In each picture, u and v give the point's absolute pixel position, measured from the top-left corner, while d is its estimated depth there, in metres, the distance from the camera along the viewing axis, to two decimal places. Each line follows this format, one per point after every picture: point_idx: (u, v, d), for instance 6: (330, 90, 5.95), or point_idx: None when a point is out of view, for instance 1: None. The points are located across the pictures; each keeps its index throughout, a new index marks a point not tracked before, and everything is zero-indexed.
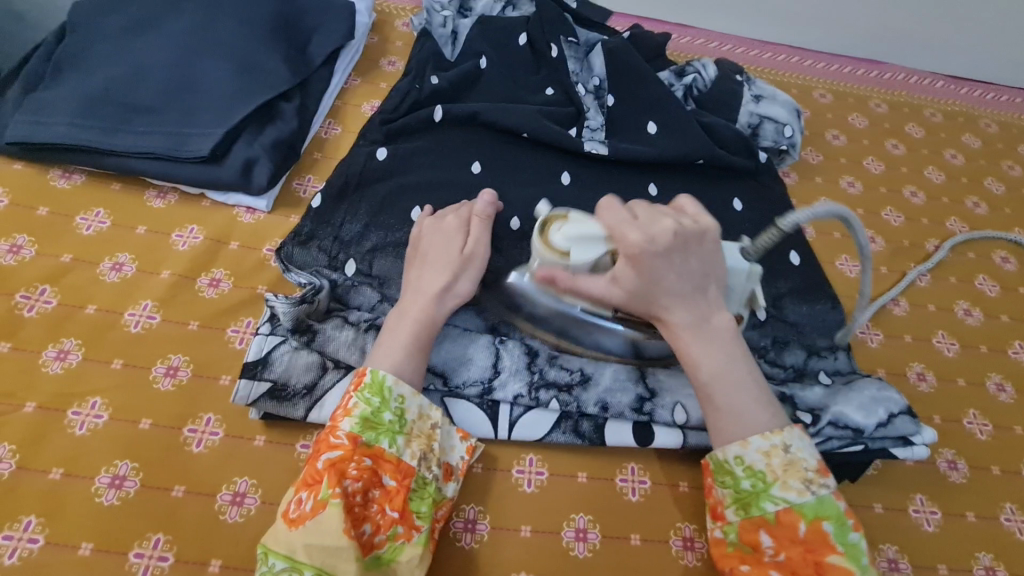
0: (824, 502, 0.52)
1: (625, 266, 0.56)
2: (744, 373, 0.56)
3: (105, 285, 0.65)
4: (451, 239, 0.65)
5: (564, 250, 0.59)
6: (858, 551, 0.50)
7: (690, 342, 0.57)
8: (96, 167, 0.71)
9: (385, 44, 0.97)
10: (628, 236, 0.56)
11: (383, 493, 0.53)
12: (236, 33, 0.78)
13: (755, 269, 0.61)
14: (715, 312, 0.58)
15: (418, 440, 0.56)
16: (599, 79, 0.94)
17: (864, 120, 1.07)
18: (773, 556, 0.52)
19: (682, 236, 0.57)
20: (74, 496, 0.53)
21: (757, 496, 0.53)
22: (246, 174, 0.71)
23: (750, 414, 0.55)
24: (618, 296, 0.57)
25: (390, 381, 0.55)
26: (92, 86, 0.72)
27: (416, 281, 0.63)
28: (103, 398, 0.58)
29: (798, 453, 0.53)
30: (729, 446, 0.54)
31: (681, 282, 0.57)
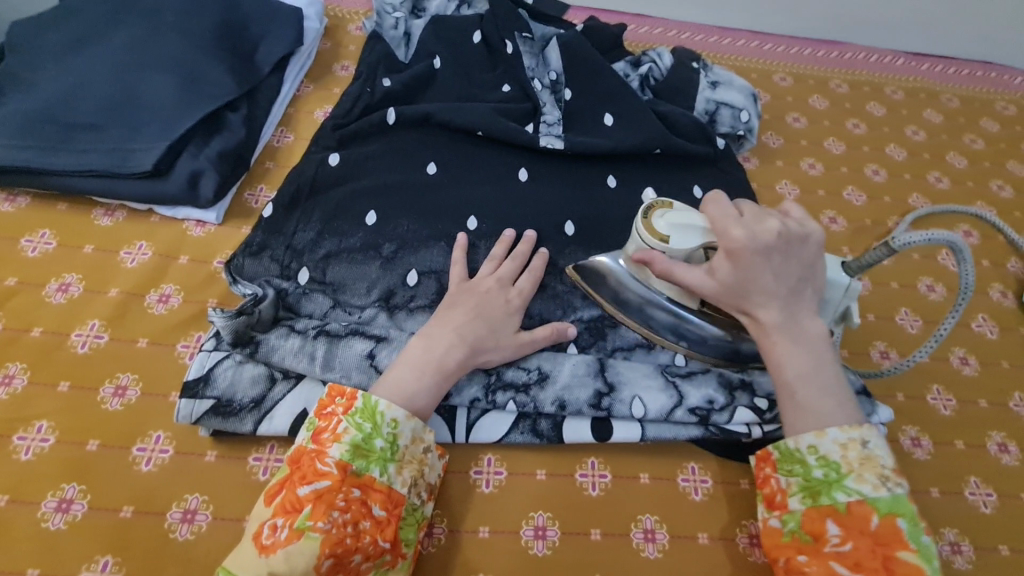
0: (899, 500, 0.51)
1: (726, 260, 0.56)
2: (829, 376, 0.55)
3: (51, 306, 0.64)
4: (510, 323, 0.65)
5: (665, 235, 0.60)
6: (929, 553, 0.49)
7: (778, 342, 0.56)
8: (39, 188, 0.70)
9: (337, 48, 0.97)
10: (731, 233, 0.56)
11: (374, 524, 0.51)
12: (178, 45, 0.77)
13: (854, 286, 0.59)
14: (808, 314, 0.57)
15: (409, 466, 0.55)
16: (556, 73, 0.93)
17: (825, 101, 1.07)
18: (836, 546, 0.50)
19: (787, 238, 0.56)
20: (19, 522, 0.52)
21: (830, 486, 0.53)
22: (192, 187, 0.71)
23: (831, 414, 0.54)
24: (714, 289, 0.57)
25: (383, 408, 0.55)
26: (32, 106, 0.71)
27: (460, 324, 0.62)
28: (49, 421, 0.58)
29: (877, 450, 0.53)
30: (803, 437, 0.54)
31: (777, 283, 0.56)
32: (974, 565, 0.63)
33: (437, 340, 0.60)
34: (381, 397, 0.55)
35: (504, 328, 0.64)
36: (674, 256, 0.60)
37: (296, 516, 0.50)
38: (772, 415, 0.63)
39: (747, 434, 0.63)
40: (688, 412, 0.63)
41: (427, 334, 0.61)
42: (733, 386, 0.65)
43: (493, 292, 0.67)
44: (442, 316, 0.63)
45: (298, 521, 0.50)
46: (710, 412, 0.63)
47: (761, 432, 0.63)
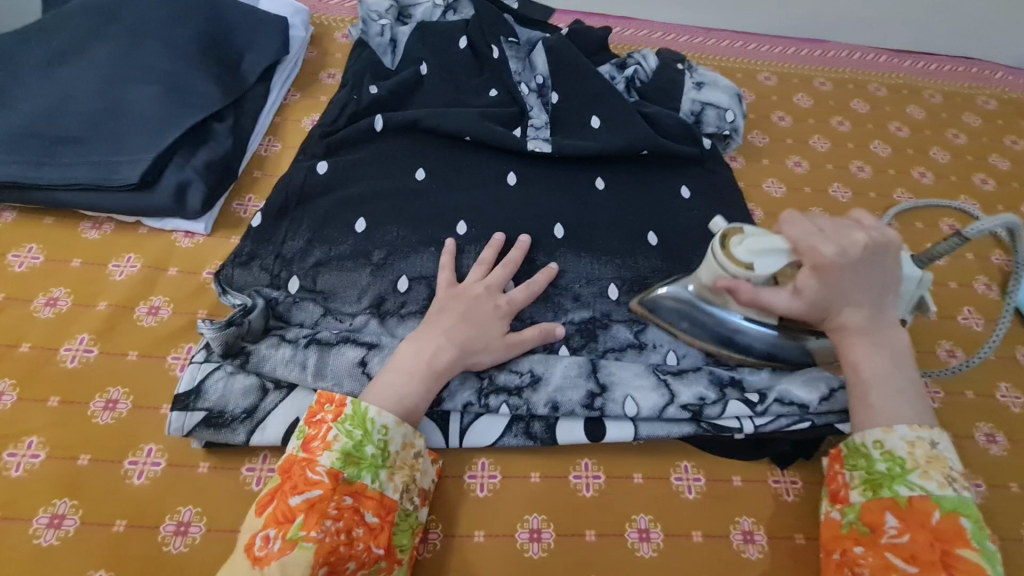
0: (964, 502, 0.51)
1: (810, 274, 0.58)
2: (903, 381, 0.56)
3: (39, 321, 0.64)
4: (496, 324, 0.65)
5: (747, 262, 0.59)
6: (993, 557, 0.49)
7: (856, 344, 0.57)
8: (25, 202, 0.70)
9: (324, 57, 0.97)
10: (819, 246, 0.58)
11: (367, 531, 0.51)
12: (162, 56, 0.77)
13: (926, 276, 0.61)
14: (885, 321, 0.58)
15: (400, 472, 0.55)
16: (542, 77, 0.94)
17: (809, 99, 1.08)
18: (894, 537, 0.50)
19: (870, 248, 0.59)
20: (10, 539, 0.52)
21: (892, 480, 0.53)
22: (180, 198, 0.70)
23: (906, 415, 0.55)
24: (799, 307, 0.58)
25: (372, 414, 0.55)
26: (15, 119, 0.70)
27: (449, 329, 0.62)
28: (40, 437, 0.57)
29: (945, 452, 0.54)
30: (869, 431, 0.55)
31: (858, 291, 0.58)
32: None
33: (428, 342, 0.61)
34: (371, 405, 0.56)
35: (490, 327, 0.64)
36: (757, 283, 0.60)
37: (288, 526, 0.49)
38: (761, 409, 0.63)
39: (739, 430, 0.63)
40: (680, 409, 0.64)
41: (423, 336, 0.62)
42: (723, 383, 0.65)
43: (482, 297, 0.66)
44: (435, 317, 0.64)
45: (291, 532, 0.49)
46: (702, 408, 0.64)
47: (753, 427, 0.63)
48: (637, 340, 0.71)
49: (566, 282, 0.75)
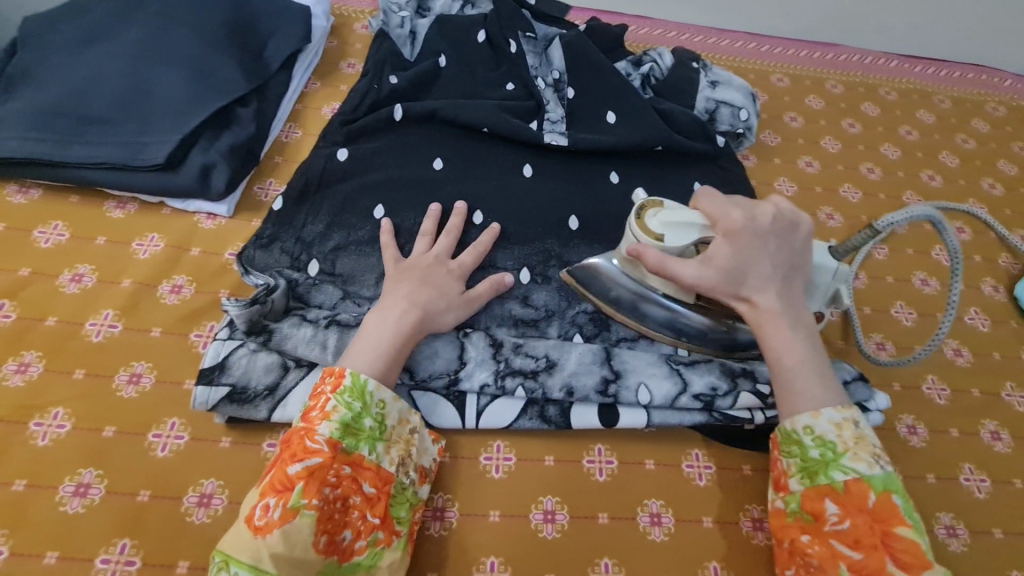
0: (891, 478, 0.53)
1: (724, 246, 0.59)
2: (820, 362, 0.58)
3: (65, 296, 0.65)
4: (449, 284, 0.67)
5: (659, 233, 0.61)
6: (922, 529, 0.51)
7: (773, 326, 0.59)
8: (51, 180, 0.71)
9: (344, 47, 0.98)
10: (730, 218, 0.60)
11: (364, 500, 0.53)
12: (189, 40, 0.78)
13: (842, 269, 0.63)
14: (797, 300, 0.60)
15: (397, 446, 0.57)
16: (558, 72, 0.95)
17: (821, 101, 1.10)
18: (835, 525, 0.52)
19: (778, 225, 0.61)
20: (37, 505, 0.53)
21: (826, 465, 0.54)
22: (204, 179, 0.71)
23: (825, 395, 0.56)
24: (712, 277, 0.59)
25: (372, 388, 0.56)
26: (43, 99, 0.71)
27: (409, 294, 0.64)
28: (66, 408, 0.58)
29: (866, 429, 0.55)
30: (798, 417, 0.56)
31: (770, 267, 0.60)
32: (969, 548, 0.65)
33: (391, 306, 0.62)
34: (370, 377, 0.56)
35: (447, 290, 0.66)
36: (668, 252, 0.61)
37: (289, 496, 0.50)
38: (773, 399, 0.65)
39: (750, 420, 0.64)
40: (692, 398, 0.65)
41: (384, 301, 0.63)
42: (735, 374, 0.67)
43: (434, 266, 0.69)
44: (393, 285, 0.65)
45: (291, 501, 0.50)
46: (713, 398, 0.65)
47: (763, 417, 0.64)
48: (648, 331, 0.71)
49: None
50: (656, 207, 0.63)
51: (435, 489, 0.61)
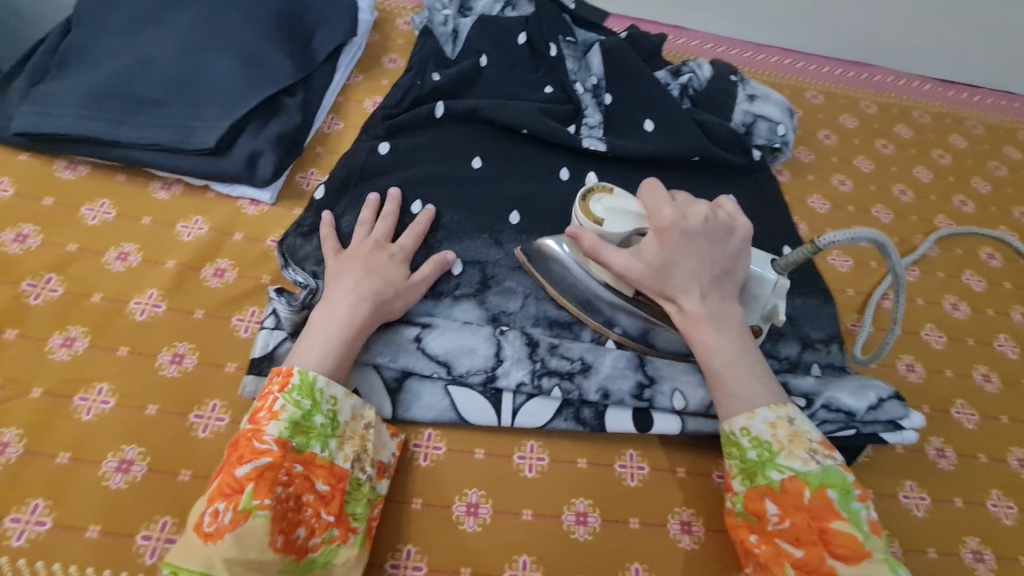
0: (830, 472, 0.53)
1: (654, 241, 0.60)
2: (753, 363, 0.59)
3: (111, 274, 0.66)
4: (394, 269, 0.66)
5: (599, 217, 0.63)
6: (859, 519, 0.52)
7: (702, 327, 0.59)
8: (100, 158, 0.71)
9: (386, 42, 0.99)
10: (662, 212, 0.61)
11: (317, 497, 0.53)
12: (241, 28, 0.78)
13: (781, 283, 0.63)
14: (727, 300, 0.61)
15: (350, 442, 0.56)
16: (596, 78, 0.96)
17: (855, 121, 1.10)
18: (777, 525, 0.53)
19: (713, 225, 0.62)
20: (81, 479, 0.54)
21: (763, 466, 0.55)
22: (250, 166, 0.72)
23: (758, 396, 0.57)
24: (640, 270, 0.60)
25: (322, 385, 0.55)
26: (97, 78, 0.72)
27: (352, 284, 0.63)
28: (110, 384, 0.59)
29: (802, 426, 0.56)
30: (735, 419, 0.57)
31: (700, 266, 0.60)
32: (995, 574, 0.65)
33: (336, 299, 0.61)
34: (320, 374, 0.56)
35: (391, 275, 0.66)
36: (607, 238, 0.63)
37: (237, 499, 0.49)
38: (808, 413, 0.65)
39: None
40: None
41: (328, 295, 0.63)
42: None
43: (375, 251, 0.68)
44: (337, 276, 0.64)
45: (242, 503, 0.49)
46: None
47: None
48: None
49: None
50: (603, 191, 0.65)
51: (468, 484, 0.60)
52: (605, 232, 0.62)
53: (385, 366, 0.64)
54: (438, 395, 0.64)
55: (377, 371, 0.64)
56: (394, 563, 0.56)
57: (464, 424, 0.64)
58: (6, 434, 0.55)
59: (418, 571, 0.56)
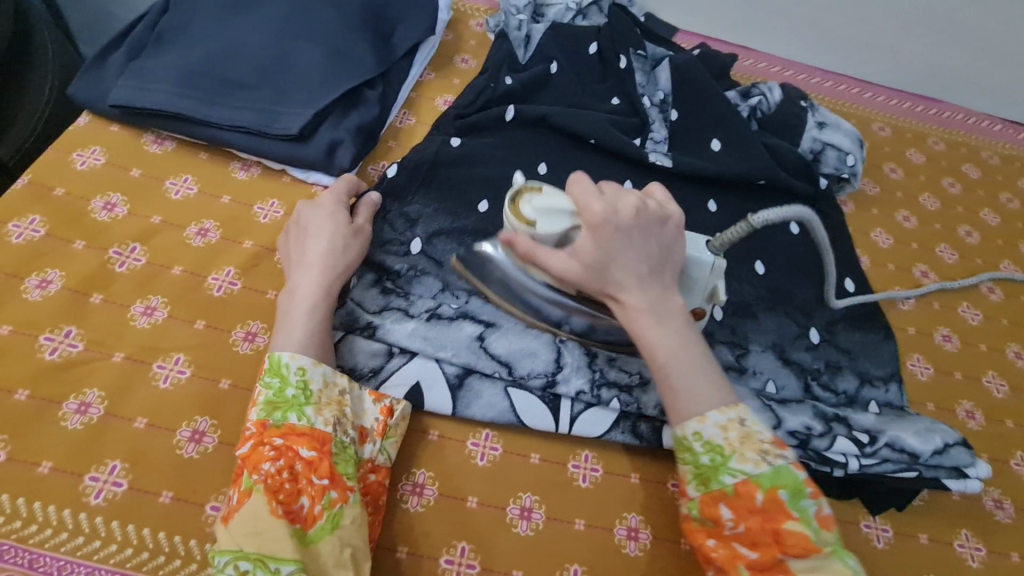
0: (782, 471, 0.51)
1: (588, 237, 0.55)
2: (697, 354, 0.55)
3: (191, 248, 0.68)
4: (336, 219, 0.64)
5: (530, 220, 0.58)
6: (811, 517, 0.50)
7: (645, 322, 0.55)
8: (188, 135, 0.74)
9: (459, 42, 1.01)
10: (593, 207, 0.56)
11: (305, 465, 0.50)
12: (328, 18, 0.80)
13: (717, 263, 0.59)
14: (669, 292, 0.56)
15: (328, 407, 0.54)
16: (664, 93, 0.96)
17: (922, 156, 1.08)
18: (732, 529, 0.51)
19: (644, 217, 0.56)
20: (157, 445, 0.55)
21: (717, 470, 0.52)
22: (330, 155, 0.74)
23: (704, 393, 0.53)
24: (578, 269, 0.56)
25: (287, 360, 0.54)
26: (192, 57, 0.74)
27: (302, 258, 0.62)
28: (186, 355, 0.61)
29: (754, 426, 0.53)
30: (688, 423, 0.53)
31: (638, 260, 0.55)
32: None
33: (297, 279, 0.60)
34: (285, 351, 0.55)
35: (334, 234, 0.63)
36: (542, 241, 0.58)
37: (242, 482, 0.50)
38: (872, 450, 0.65)
39: (845, 465, 0.64)
40: (787, 434, 0.65)
41: (294, 271, 0.62)
42: (829, 418, 0.67)
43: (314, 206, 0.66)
44: (288, 246, 0.64)
45: (245, 484, 0.50)
46: (809, 437, 0.65)
47: (858, 465, 0.64)
48: (737, 364, 0.73)
49: None
50: (532, 192, 0.60)
51: (522, 488, 0.61)
52: (539, 235, 0.58)
53: (447, 361, 0.64)
54: (498, 396, 0.64)
55: (438, 365, 0.64)
56: (448, 558, 0.56)
57: (521, 427, 0.63)
58: (89, 394, 0.57)
59: (472, 569, 0.56)
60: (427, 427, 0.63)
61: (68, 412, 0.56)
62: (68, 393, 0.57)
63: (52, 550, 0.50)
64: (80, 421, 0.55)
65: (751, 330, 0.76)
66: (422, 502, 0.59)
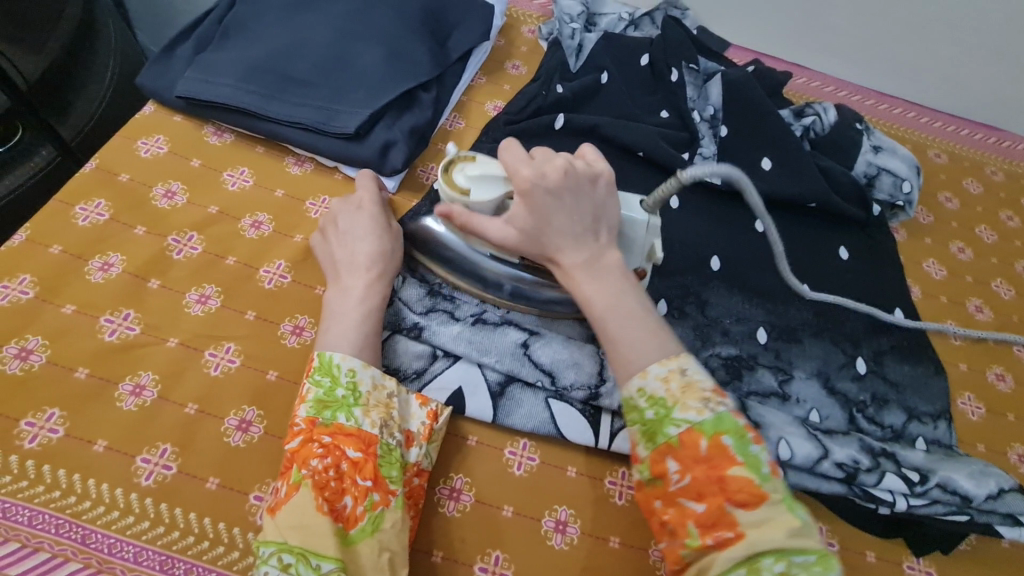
0: (723, 418, 0.49)
1: (519, 203, 0.57)
2: (635, 306, 0.54)
3: (245, 239, 0.69)
4: (377, 219, 0.66)
5: (465, 189, 0.60)
6: (758, 462, 0.48)
7: (581, 280, 0.55)
8: (247, 129, 0.75)
9: (510, 48, 1.01)
10: (520, 172, 0.57)
11: (351, 465, 0.51)
12: (388, 20, 0.81)
13: (652, 221, 0.62)
14: (605, 248, 0.57)
15: (376, 410, 0.55)
16: (714, 108, 0.94)
17: (979, 186, 1.04)
18: (678, 483, 0.48)
19: (572, 176, 0.57)
20: (205, 432, 0.57)
21: (661, 423, 0.50)
22: (383, 155, 0.74)
23: (643, 343, 0.52)
24: (512, 236, 0.58)
25: (338, 360, 0.55)
26: (256, 53, 0.76)
27: (348, 257, 0.63)
28: (236, 345, 0.62)
29: (696, 375, 0.51)
30: (632, 381, 0.51)
31: (569, 220, 0.56)
32: None
33: (346, 277, 0.61)
34: (336, 351, 0.56)
35: (377, 233, 0.64)
36: (477, 209, 0.60)
37: (289, 475, 0.51)
38: (923, 489, 0.63)
39: (892, 503, 0.62)
40: (834, 466, 0.63)
41: (342, 272, 0.62)
42: (877, 452, 0.65)
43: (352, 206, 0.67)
44: (331, 246, 0.65)
45: (293, 477, 0.50)
46: (857, 471, 0.63)
47: (906, 504, 0.62)
48: (781, 390, 0.71)
49: (716, 315, 0.75)
50: (465, 161, 0.62)
51: (558, 500, 0.60)
52: (472, 203, 0.60)
53: (489, 367, 0.64)
54: (538, 406, 0.63)
55: (480, 370, 0.64)
56: (482, 566, 0.56)
57: (559, 439, 0.63)
58: (144, 377, 0.58)
59: None
60: (467, 432, 0.63)
61: (123, 394, 0.57)
62: (124, 374, 0.58)
63: (103, 527, 0.51)
64: (135, 403, 0.57)
65: (795, 355, 0.74)
66: (458, 507, 0.59)
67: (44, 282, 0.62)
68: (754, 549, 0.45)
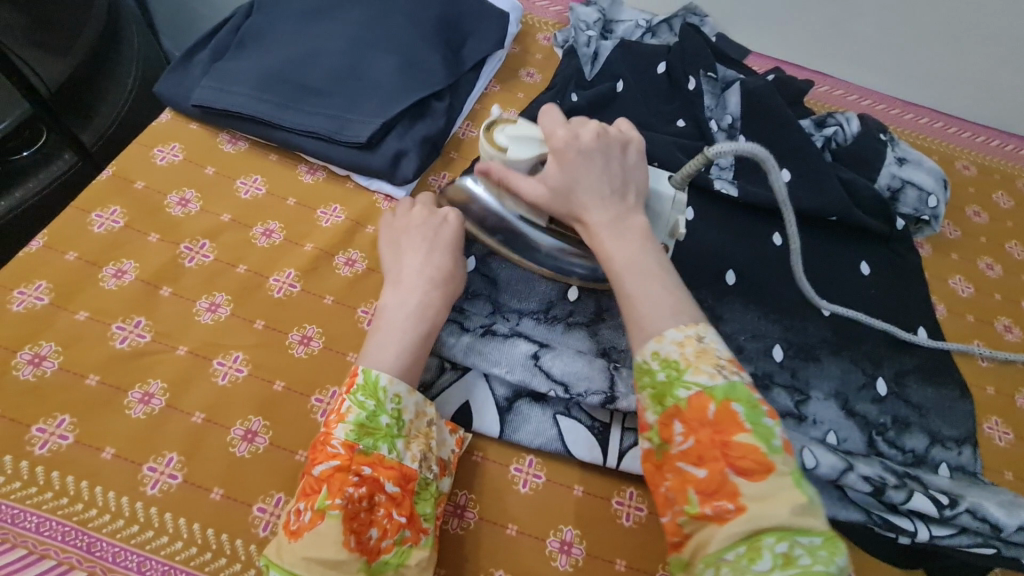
0: (736, 386, 0.46)
1: (551, 161, 0.57)
2: (656, 266, 0.53)
3: (257, 248, 0.69)
4: (449, 236, 0.64)
5: (503, 147, 0.62)
6: (769, 434, 0.45)
7: (605, 236, 0.55)
8: (262, 137, 0.76)
9: (526, 55, 1.00)
10: (556, 134, 0.58)
11: (388, 498, 0.51)
12: (402, 28, 0.81)
13: (680, 198, 0.64)
14: (632, 211, 0.56)
15: (416, 441, 0.54)
16: (732, 117, 0.91)
17: (1009, 200, 1.00)
18: (680, 446, 0.46)
19: (605, 140, 0.58)
20: (212, 441, 0.57)
21: (671, 386, 0.47)
22: (394, 164, 0.74)
23: (659, 298, 0.51)
24: (539, 193, 0.58)
25: (384, 383, 0.54)
26: (271, 62, 0.76)
27: (415, 267, 0.61)
28: (244, 354, 0.62)
29: (713, 343, 0.49)
30: (646, 344, 0.49)
31: (598, 179, 0.56)
32: None
33: (407, 289, 0.60)
34: (384, 373, 0.54)
35: (446, 251, 0.63)
36: (514, 166, 0.61)
37: (315, 499, 0.49)
38: (952, 513, 0.60)
39: (913, 532, 0.60)
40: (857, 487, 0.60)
41: (404, 282, 0.61)
42: (903, 473, 0.63)
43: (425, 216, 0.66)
44: (398, 253, 0.64)
45: (319, 503, 0.49)
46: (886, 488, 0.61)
47: (929, 534, 0.60)
48: (797, 411, 0.69)
49: (731, 331, 0.73)
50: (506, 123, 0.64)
51: (564, 521, 0.59)
52: (511, 161, 0.60)
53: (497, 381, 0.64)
54: (547, 422, 0.62)
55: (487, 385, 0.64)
56: None
57: (567, 457, 0.62)
58: (153, 385, 0.59)
59: None
60: (473, 447, 0.62)
61: (133, 401, 0.58)
62: (134, 382, 0.59)
63: (108, 536, 0.51)
64: (143, 411, 0.57)
65: (813, 374, 0.72)
66: (461, 525, 0.58)
67: (59, 288, 0.63)
68: (752, 522, 0.42)
